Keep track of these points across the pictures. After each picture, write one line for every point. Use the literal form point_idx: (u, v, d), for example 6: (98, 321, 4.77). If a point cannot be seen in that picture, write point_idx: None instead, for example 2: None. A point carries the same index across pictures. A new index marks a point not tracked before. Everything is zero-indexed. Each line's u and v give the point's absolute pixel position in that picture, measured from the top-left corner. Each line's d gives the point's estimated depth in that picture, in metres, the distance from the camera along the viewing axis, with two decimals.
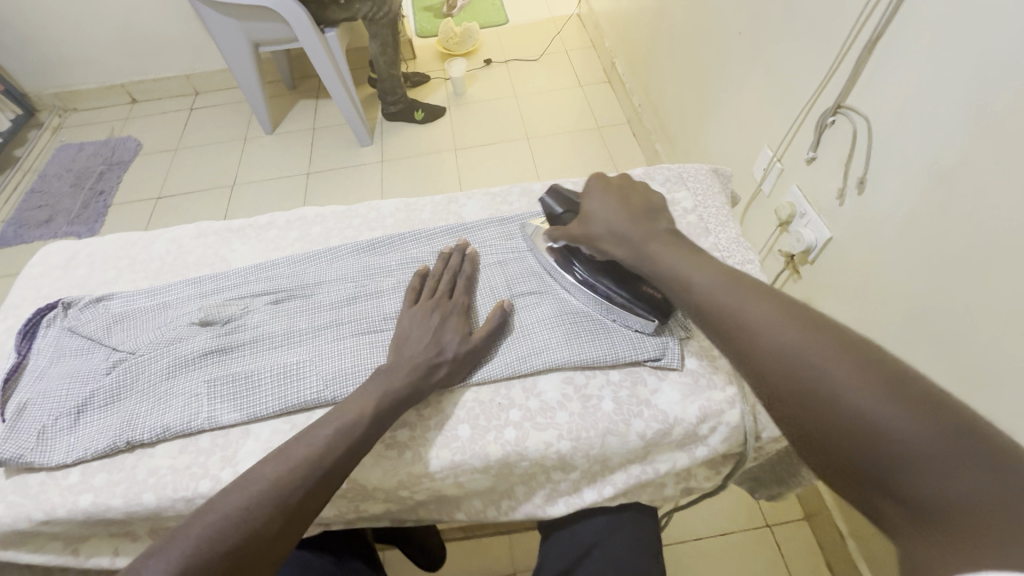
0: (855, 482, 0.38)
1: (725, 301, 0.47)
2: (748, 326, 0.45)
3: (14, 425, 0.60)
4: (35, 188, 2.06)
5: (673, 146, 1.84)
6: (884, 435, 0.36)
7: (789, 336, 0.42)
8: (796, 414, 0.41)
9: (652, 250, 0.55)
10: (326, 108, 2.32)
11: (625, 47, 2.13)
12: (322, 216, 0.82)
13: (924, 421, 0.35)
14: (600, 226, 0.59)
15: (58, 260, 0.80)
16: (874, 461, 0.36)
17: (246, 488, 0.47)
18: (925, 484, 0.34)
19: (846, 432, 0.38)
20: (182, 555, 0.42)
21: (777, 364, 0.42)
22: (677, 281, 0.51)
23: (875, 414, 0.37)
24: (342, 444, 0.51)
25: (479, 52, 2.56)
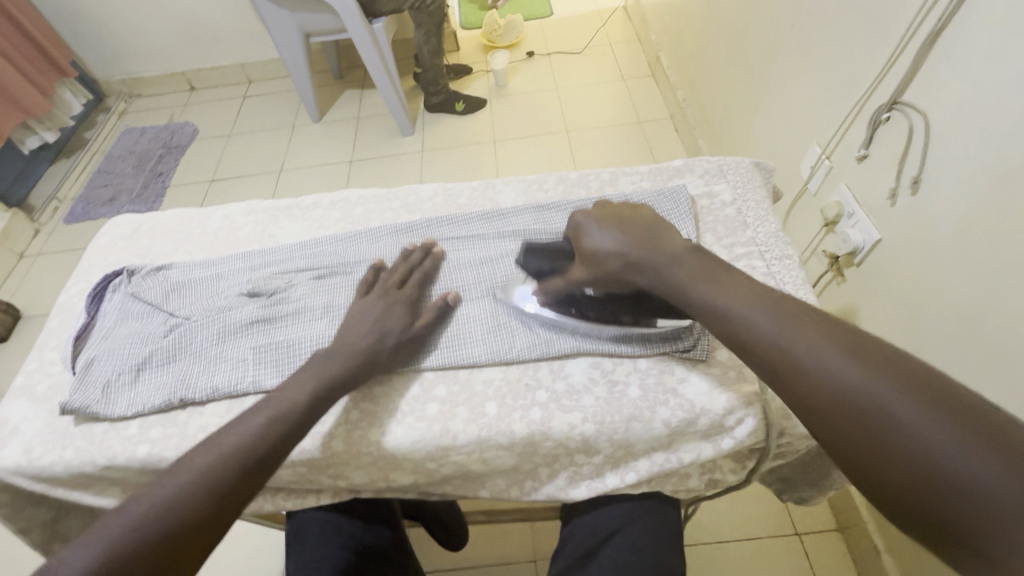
0: (922, 525, 0.37)
1: (772, 333, 0.46)
2: (798, 362, 0.44)
3: (83, 378, 0.66)
4: (103, 168, 2.21)
5: (716, 142, 1.80)
6: (953, 479, 0.35)
7: (844, 373, 0.42)
8: (859, 453, 0.40)
9: (678, 277, 0.54)
10: (370, 98, 2.38)
11: (671, 40, 2.10)
12: (363, 198, 0.86)
13: (987, 461, 0.35)
14: (612, 265, 0.58)
15: (123, 231, 0.86)
16: (951, 509, 0.35)
17: (178, 477, 0.48)
18: (997, 530, 0.33)
19: (913, 475, 0.37)
20: (106, 546, 0.43)
21: (831, 402, 0.42)
22: (717, 312, 0.50)
23: (946, 458, 0.36)
24: (274, 429, 0.53)
25: (522, 44, 2.56)
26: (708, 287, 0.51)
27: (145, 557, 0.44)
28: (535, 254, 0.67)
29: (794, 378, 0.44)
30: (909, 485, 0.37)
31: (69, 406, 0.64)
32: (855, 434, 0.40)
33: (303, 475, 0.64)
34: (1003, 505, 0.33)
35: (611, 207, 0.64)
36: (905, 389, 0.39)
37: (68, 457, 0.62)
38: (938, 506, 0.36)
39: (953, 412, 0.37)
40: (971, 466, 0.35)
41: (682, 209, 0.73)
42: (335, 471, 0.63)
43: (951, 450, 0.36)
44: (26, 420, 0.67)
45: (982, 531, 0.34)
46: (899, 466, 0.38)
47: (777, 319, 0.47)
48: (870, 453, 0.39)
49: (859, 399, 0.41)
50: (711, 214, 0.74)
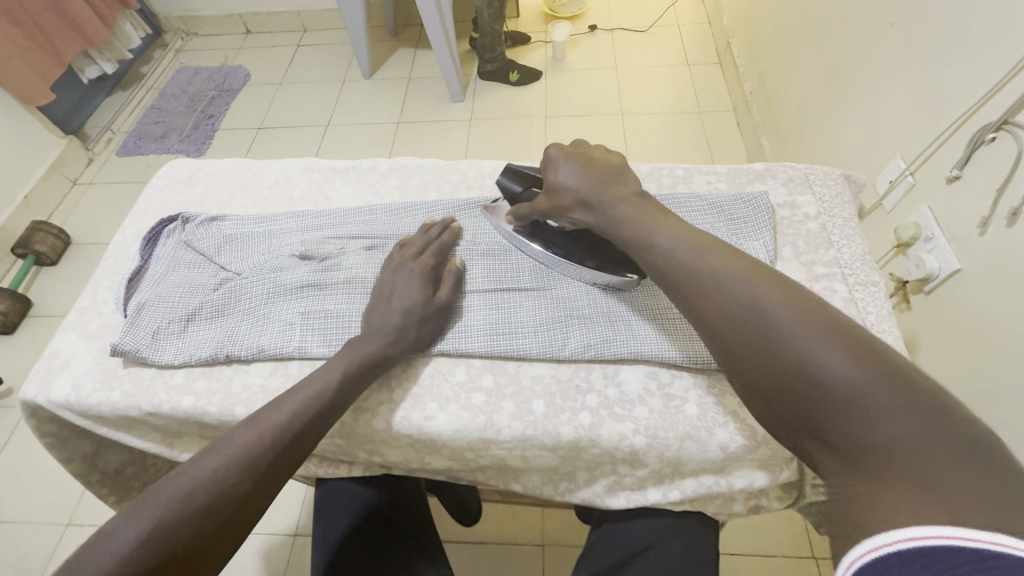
0: (792, 424, 0.41)
1: (686, 261, 0.50)
2: (710, 289, 0.47)
3: (134, 321, 0.66)
4: (155, 104, 2.23)
5: (782, 143, 1.70)
6: (825, 384, 0.39)
7: (745, 296, 0.45)
8: (748, 364, 0.43)
9: (620, 213, 0.56)
10: (424, 59, 2.32)
11: (746, 27, 1.97)
12: (422, 167, 0.83)
13: (853, 367, 0.39)
14: (568, 200, 0.59)
15: (179, 175, 0.86)
16: (813, 409, 0.40)
17: (218, 453, 0.48)
18: (846, 424, 0.38)
19: (792, 382, 0.41)
20: (152, 518, 0.44)
21: (733, 321, 0.45)
22: (641, 243, 0.54)
23: (822, 369, 0.40)
24: (310, 411, 0.52)
25: (585, 17, 2.45)
26: (637, 223, 0.54)
27: (190, 530, 0.44)
28: (510, 175, 0.68)
29: (702, 302, 0.47)
30: (787, 392, 0.41)
31: (119, 348, 0.64)
32: (741, 346, 0.44)
33: (340, 446, 0.64)
34: (860, 405, 0.38)
35: (579, 146, 0.63)
36: (792, 303, 0.43)
37: (115, 398, 0.63)
38: (806, 407, 0.40)
39: (827, 325, 0.42)
40: (842, 375, 0.39)
41: (761, 218, 0.68)
42: (372, 447, 0.62)
43: (821, 353, 0.40)
44: (77, 355, 0.68)
45: (841, 426, 0.38)
46: (771, 369, 0.42)
47: (691, 250, 0.50)
48: (752, 360, 0.43)
49: (749, 311, 0.44)
50: (792, 227, 0.69)
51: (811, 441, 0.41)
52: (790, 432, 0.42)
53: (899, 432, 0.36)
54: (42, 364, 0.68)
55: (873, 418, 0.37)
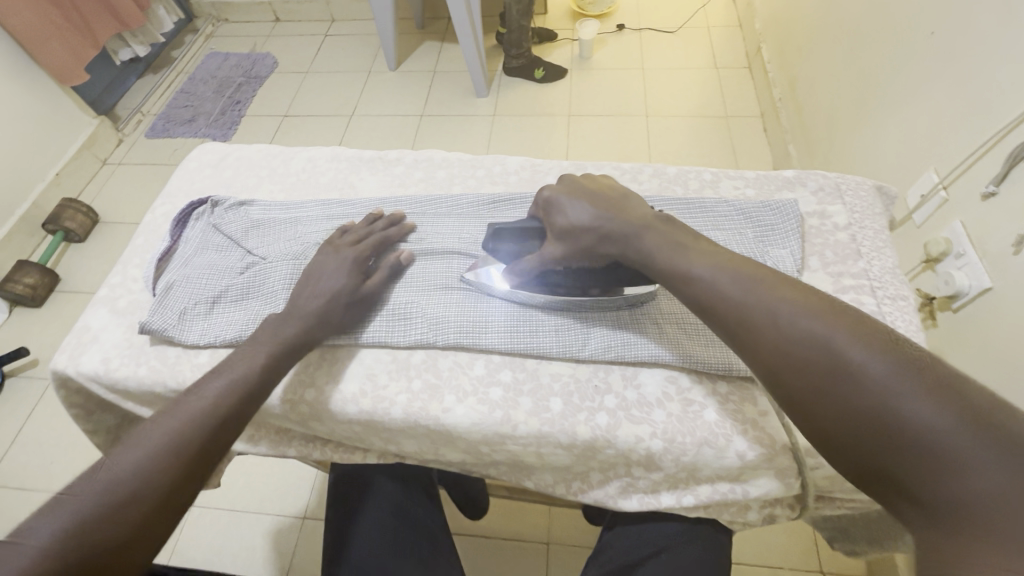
0: (869, 473, 0.40)
1: (735, 293, 0.48)
2: (762, 324, 0.46)
3: (163, 301, 0.68)
4: (185, 88, 2.27)
5: (810, 150, 1.67)
6: (906, 431, 0.38)
7: (804, 332, 0.44)
8: (816, 409, 0.42)
9: (648, 244, 0.54)
10: (449, 52, 2.32)
11: (778, 31, 1.93)
12: (447, 161, 0.83)
13: (937, 414, 0.37)
14: (588, 237, 0.57)
15: (209, 159, 0.87)
16: (891, 458, 0.38)
17: (142, 443, 0.50)
18: (934, 476, 0.36)
19: (870, 429, 0.39)
20: (75, 510, 0.44)
21: (793, 361, 0.43)
22: (678, 277, 0.52)
23: (903, 416, 0.38)
24: (232, 397, 0.55)
25: (613, 15, 2.43)
26: (671, 256, 0.53)
27: (115, 516, 0.45)
28: (496, 235, 0.62)
29: (753, 339, 0.46)
30: (864, 440, 0.40)
31: (148, 326, 0.65)
32: (815, 391, 0.42)
33: (357, 433, 0.64)
34: (948, 454, 0.36)
35: (574, 178, 0.63)
36: (867, 343, 0.42)
37: (142, 373, 0.65)
38: (884, 455, 0.39)
39: (905, 364, 0.40)
40: (925, 422, 0.37)
41: (789, 227, 0.67)
42: (388, 436, 0.63)
43: (905, 400, 0.38)
44: (107, 330, 0.69)
45: (923, 477, 0.37)
46: (851, 415, 0.40)
47: (742, 282, 0.48)
48: (825, 406, 0.42)
49: (822, 351, 0.43)
50: (821, 236, 0.67)
51: (898, 496, 0.39)
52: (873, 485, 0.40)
53: (996, 486, 0.34)
54: (73, 337, 0.69)
55: (959, 469, 0.35)
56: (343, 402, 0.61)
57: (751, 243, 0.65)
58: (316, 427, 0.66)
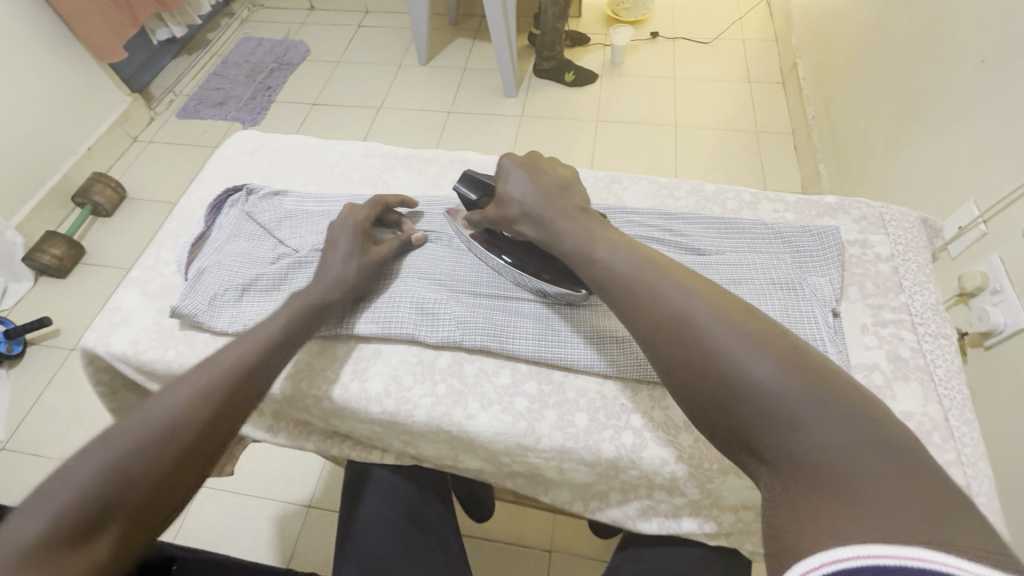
0: (731, 438, 0.42)
1: (627, 272, 0.51)
2: (650, 297, 0.48)
3: (194, 286, 0.68)
4: (217, 71, 2.29)
5: (841, 173, 1.64)
6: (760, 397, 0.40)
7: (681, 304, 0.46)
8: (691, 377, 0.44)
9: (562, 226, 0.57)
10: (480, 50, 2.32)
11: (816, 48, 1.90)
12: (482, 164, 0.83)
13: (781, 379, 0.40)
14: (515, 210, 0.60)
15: (246, 147, 0.88)
16: (750, 423, 0.41)
17: (177, 392, 0.50)
18: (777, 434, 0.39)
19: (728, 395, 0.42)
20: (113, 453, 0.45)
21: (672, 333, 0.46)
22: (583, 259, 0.54)
23: (756, 381, 0.41)
24: (259, 350, 0.56)
25: (648, 22, 2.40)
26: (579, 239, 0.55)
27: (151, 460, 0.45)
28: (467, 182, 0.66)
29: (638, 312, 0.48)
30: (726, 406, 0.42)
31: (179, 310, 0.66)
32: (682, 360, 0.45)
33: (377, 433, 0.64)
34: (793, 416, 0.39)
35: (534, 155, 0.64)
36: (723, 314, 0.45)
37: (169, 357, 0.65)
38: (744, 419, 0.41)
39: (758, 333, 0.43)
40: (774, 388, 0.40)
41: (830, 255, 0.65)
42: (408, 438, 0.63)
43: (752, 362, 0.42)
44: (138, 312, 0.70)
45: (773, 440, 0.40)
46: (712, 384, 0.43)
47: (633, 261, 0.51)
48: (691, 374, 0.44)
49: (683, 320, 0.46)
50: (861, 266, 0.66)
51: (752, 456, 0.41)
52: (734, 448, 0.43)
53: (830, 444, 0.38)
54: (104, 317, 0.70)
55: (800, 429, 0.39)
56: (367, 401, 0.61)
57: (789, 269, 0.64)
58: (337, 423, 0.66)
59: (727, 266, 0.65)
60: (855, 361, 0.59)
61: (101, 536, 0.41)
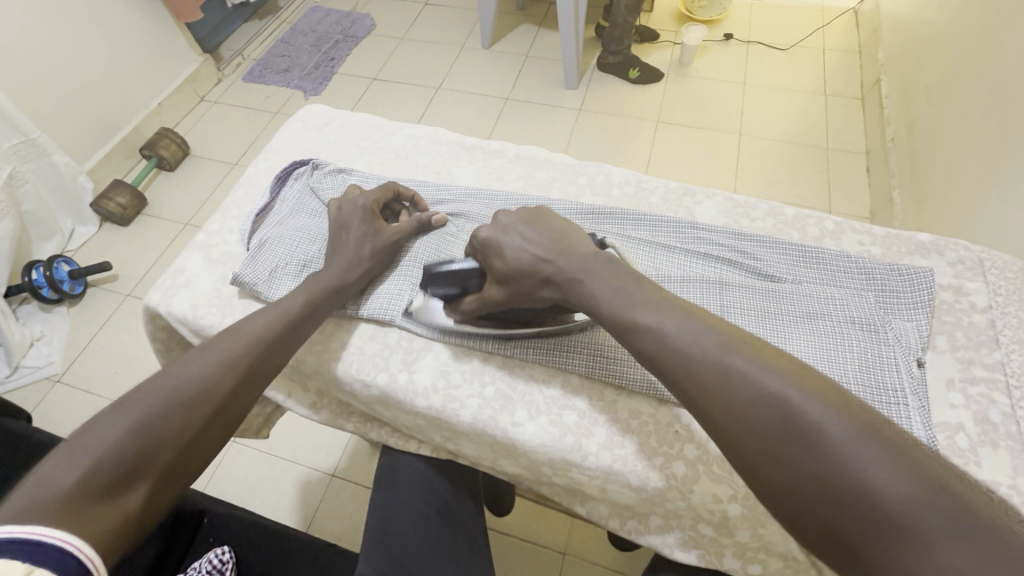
0: (828, 543, 0.36)
1: (686, 342, 0.44)
2: (727, 375, 0.42)
3: (256, 256, 0.69)
4: (285, 37, 2.33)
5: (917, 203, 1.53)
6: (871, 503, 0.35)
7: (768, 386, 0.40)
8: (785, 477, 0.38)
9: (589, 286, 0.52)
10: (545, 38, 2.27)
11: (905, 66, 1.77)
12: (550, 161, 0.80)
13: (893, 479, 0.35)
14: (529, 283, 0.55)
15: (315, 121, 0.88)
16: (856, 532, 0.35)
17: (205, 358, 0.52)
18: (895, 550, 0.34)
19: (830, 497, 0.36)
20: (143, 411, 0.46)
21: (756, 423, 0.40)
22: (627, 324, 0.48)
23: (865, 481, 0.35)
24: (284, 321, 0.58)
25: (723, 22, 2.30)
26: (624, 302, 0.49)
27: (178, 421, 0.47)
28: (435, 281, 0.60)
29: (707, 396, 0.42)
30: (825, 510, 0.36)
31: (240, 278, 0.67)
32: (770, 455, 0.39)
33: (418, 425, 0.64)
34: (911, 524, 0.34)
35: (511, 213, 0.60)
36: (822, 402, 0.39)
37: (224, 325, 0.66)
38: (849, 524, 0.35)
39: (858, 422, 0.38)
40: (886, 490, 0.35)
41: (920, 298, 0.60)
42: (449, 435, 0.63)
43: (862, 463, 0.36)
44: (200, 276, 0.71)
45: (890, 554, 0.34)
46: (807, 484, 0.37)
47: (693, 332, 0.45)
48: (782, 469, 0.38)
49: (768, 405, 0.40)
50: (952, 314, 0.61)
51: (860, 574, 0.35)
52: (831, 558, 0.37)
53: (962, 559, 0.32)
54: (168, 278, 0.72)
55: (922, 543, 0.33)
56: (413, 394, 0.60)
57: (874, 309, 0.59)
58: (380, 410, 0.66)
59: (805, 298, 0.60)
60: (937, 419, 0.54)
61: (130, 492, 0.43)
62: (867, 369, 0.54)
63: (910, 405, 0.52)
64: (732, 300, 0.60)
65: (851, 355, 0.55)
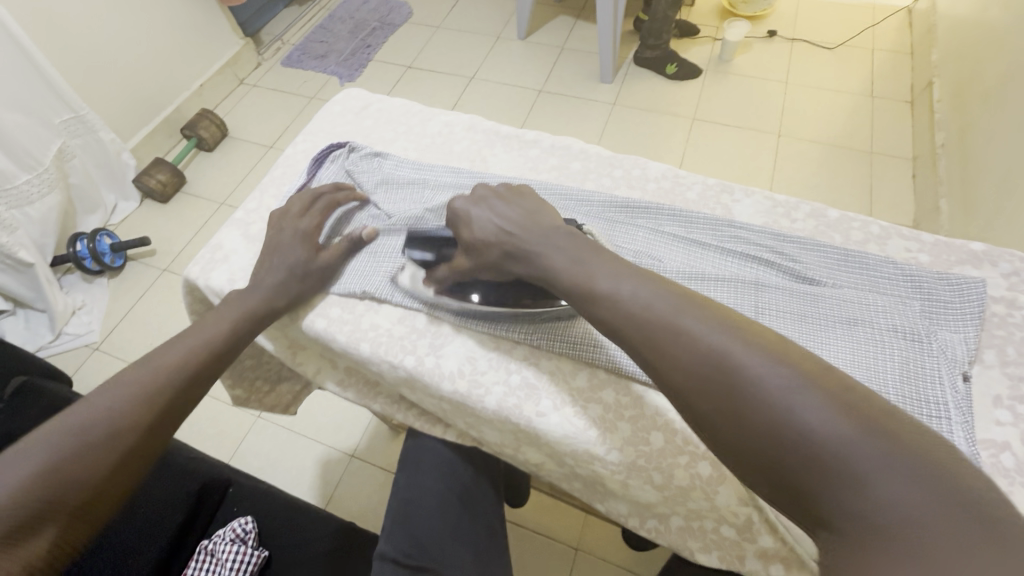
0: (779, 488, 0.37)
1: (635, 307, 0.45)
2: (677, 333, 0.42)
3: None
4: (324, 23, 2.36)
5: (965, 213, 1.46)
6: (817, 448, 0.35)
7: (715, 338, 0.41)
8: (734, 428, 0.38)
9: (548, 261, 0.53)
10: (582, 30, 2.24)
11: (960, 69, 1.69)
12: (586, 153, 0.79)
13: (839, 422, 0.35)
14: (493, 255, 0.57)
15: (353, 105, 0.89)
16: (802, 475, 0.36)
17: (118, 392, 0.53)
18: (841, 488, 0.34)
19: (780, 445, 0.36)
20: (53, 451, 0.47)
21: (706, 377, 0.40)
22: (584, 295, 0.49)
23: (812, 426, 0.36)
24: (204, 350, 0.59)
25: (767, 19, 2.23)
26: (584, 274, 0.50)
27: (90, 460, 0.48)
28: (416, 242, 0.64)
29: (660, 359, 0.42)
30: (774, 458, 0.37)
31: None
32: (720, 408, 0.39)
33: (442, 410, 0.65)
34: (854, 465, 0.34)
35: (487, 186, 0.62)
36: (768, 351, 0.39)
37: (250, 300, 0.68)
38: (797, 468, 0.36)
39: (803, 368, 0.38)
40: (831, 432, 0.35)
41: (969, 310, 0.57)
42: (472, 421, 0.63)
43: (801, 406, 0.36)
44: (237, 252, 0.73)
45: (834, 495, 0.34)
46: (757, 433, 0.37)
47: (645, 294, 0.46)
48: (734, 422, 0.38)
49: (716, 359, 0.40)
50: (1005, 327, 0.58)
51: (804, 515, 0.36)
52: (782, 504, 0.38)
53: (903, 496, 0.33)
54: (207, 252, 0.74)
55: (864, 482, 0.34)
56: (439, 379, 0.61)
57: (917, 318, 0.57)
58: (405, 392, 0.67)
59: (844, 302, 0.58)
60: (981, 436, 0.52)
61: (36, 537, 0.45)
62: (910, 378, 0.52)
63: (958, 419, 0.50)
64: (770, 300, 0.59)
65: (893, 362, 0.53)
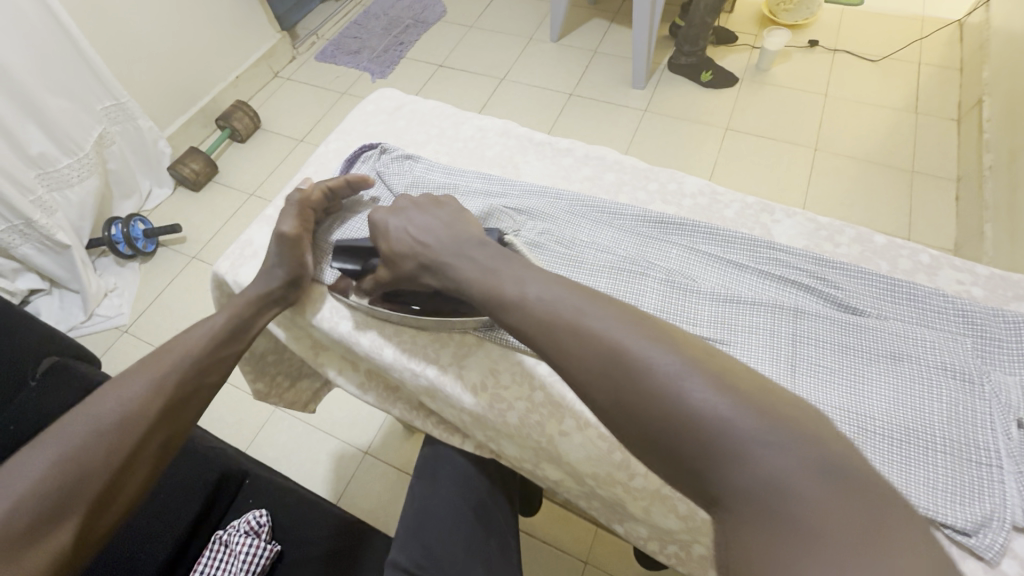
0: (674, 470, 0.39)
1: (544, 304, 0.47)
2: (579, 327, 0.44)
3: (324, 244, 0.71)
4: (358, 20, 2.38)
5: (1011, 240, 1.40)
6: (706, 428, 0.37)
7: (612, 330, 0.43)
8: (631, 414, 0.40)
9: (456, 274, 0.54)
10: (616, 34, 2.21)
11: (1013, 88, 1.62)
12: (620, 164, 0.77)
13: (724, 404, 0.38)
14: (407, 267, 0.58)
15: (387, 105, 0.88)
16: (694, 456, 0.38)
17: (131, 383, 0.53)
18: (723, 465, 0.37)
19: (672, 428, 0.39)
20: (69, 444, 0.48)
21: (604, 368, 0.42)
22: (495, 301, 0.50)
23: (698, 409, 0.38)
24: (210, 339, 0.59)
25: (808, 28, 2.16)
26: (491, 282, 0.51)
27: (105, 451, 0.49)
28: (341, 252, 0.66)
29: (564, 354, 0.44)
30: (668, 442, 0.39)
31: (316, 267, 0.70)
32: (618, 398, 0.41)
33: (462, 421, 0.64)
34: (738, 443, 0.36)
35: (408, 198, 0.64)
36: (661, 341, 0.42)
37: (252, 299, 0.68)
38: (685, 447, 0.38)
39: (692, 355, 0.41)
40: (716, 412, 0.38)
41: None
42: (492, 435, 0.62)
43: (687, 390, 0.39)
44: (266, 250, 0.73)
45: (720, 472, 0.37)
46: (653, 419, 0.39)
47: (551, 293, 0.47)
48: (632, 409, 0.40)
49: (614, 352, 0.42)
50: None
51: (697, 491, 0.38)
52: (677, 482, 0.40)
53: (778, 468, 0.35)
54: (236, 248, 0.74)
55: (744, 457, 0.36)
56: (461, 390, 0.60)
57: (968, 357, 0.53)
58: (425, 400, 0.66)
59: (888, 335, 0.55)
60: None
61: (57, 529, 0.45)
62: (954, 423, 0.49)
63: (1003, 470, 0.47)
64: (809, 328, 0.56)
65: (940, 403, 0.50)
